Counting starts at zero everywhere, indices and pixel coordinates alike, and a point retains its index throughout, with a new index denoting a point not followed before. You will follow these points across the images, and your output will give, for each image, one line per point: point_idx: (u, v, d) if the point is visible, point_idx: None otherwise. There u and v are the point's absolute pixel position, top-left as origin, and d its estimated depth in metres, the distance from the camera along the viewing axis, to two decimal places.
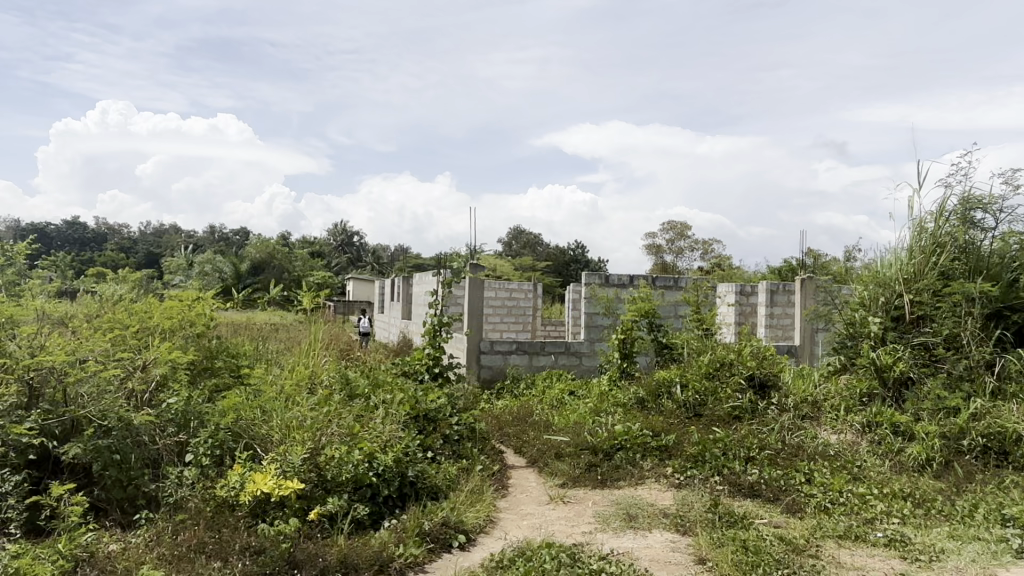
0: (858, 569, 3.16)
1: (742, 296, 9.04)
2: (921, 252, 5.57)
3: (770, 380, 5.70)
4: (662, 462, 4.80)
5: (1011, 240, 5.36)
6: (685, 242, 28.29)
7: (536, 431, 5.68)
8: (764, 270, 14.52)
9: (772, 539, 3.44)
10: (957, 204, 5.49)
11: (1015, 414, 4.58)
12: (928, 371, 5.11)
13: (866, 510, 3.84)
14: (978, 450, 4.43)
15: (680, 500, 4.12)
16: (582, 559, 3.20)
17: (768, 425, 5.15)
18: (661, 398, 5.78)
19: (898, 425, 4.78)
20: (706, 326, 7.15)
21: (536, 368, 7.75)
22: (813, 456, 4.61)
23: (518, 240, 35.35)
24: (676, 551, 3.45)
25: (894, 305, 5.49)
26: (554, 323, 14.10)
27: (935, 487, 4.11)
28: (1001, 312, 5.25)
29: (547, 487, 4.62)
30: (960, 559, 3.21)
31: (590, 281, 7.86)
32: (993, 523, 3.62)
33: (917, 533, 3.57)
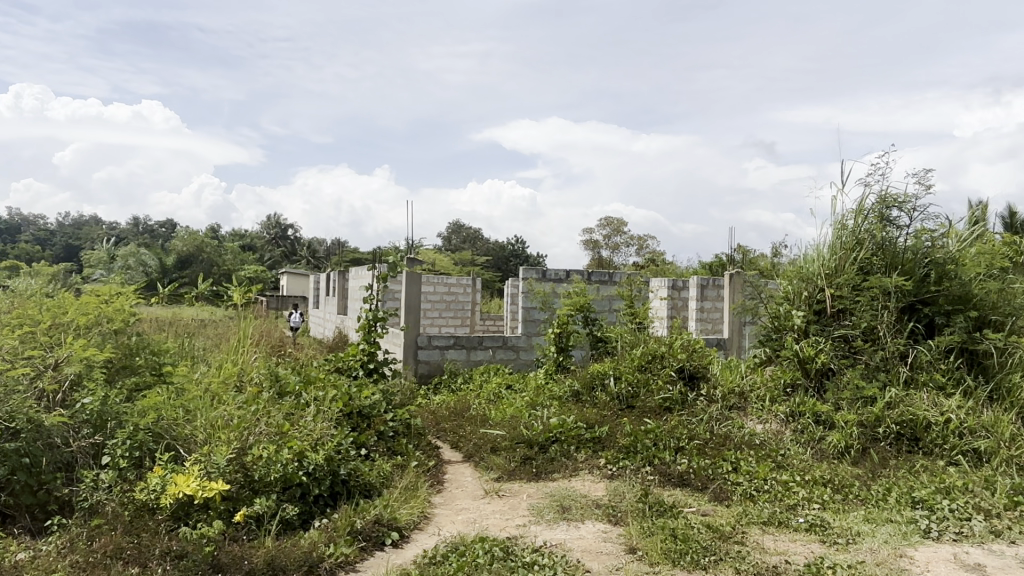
0: (780, 553, 3.27)
1: (675, 290, 9.26)
2: (842, 248, 5.81)
3: (699, 372, 5.87)
4: (595, 454, 4.87)
5: (923, 238, 5.65)
6: (621, 238, 28.78)
7: (472, 425, 5.66)
8: (697, 266, 14.91)
9: (700, 527, 3.53)
10: (875, 202, 5.75)
11: (925, 402, 4.84)
12: (847, 362, 5.35)
13: (789, 496, 3.98)
14: (892, 437, 4.66)
15: (612, 491, 4.18)
16: (515, 552, 3.20)
17: (697, 415, 5.28)
18: (595, 390, 5.86)
19: (819, 414, 4.98)
20: (639, 320, 7.27)
21: (473, 362, 7.73)
22: (739, 446, 4.76)
23: (458, 234, 35.23)
24: (607, 542, 3.50)
25: (816, 299, 5.73)
26: (493, 317, 14.12)
27: (853, 472, 4.30)
28: (914, 306, 5.54)
29: (482, 481, 4.61)
30: (874, 541, 3.37)
31: (527, 276, 7.90)
32: (904, 505, 3.82)
33: (835, 517, 3.73)
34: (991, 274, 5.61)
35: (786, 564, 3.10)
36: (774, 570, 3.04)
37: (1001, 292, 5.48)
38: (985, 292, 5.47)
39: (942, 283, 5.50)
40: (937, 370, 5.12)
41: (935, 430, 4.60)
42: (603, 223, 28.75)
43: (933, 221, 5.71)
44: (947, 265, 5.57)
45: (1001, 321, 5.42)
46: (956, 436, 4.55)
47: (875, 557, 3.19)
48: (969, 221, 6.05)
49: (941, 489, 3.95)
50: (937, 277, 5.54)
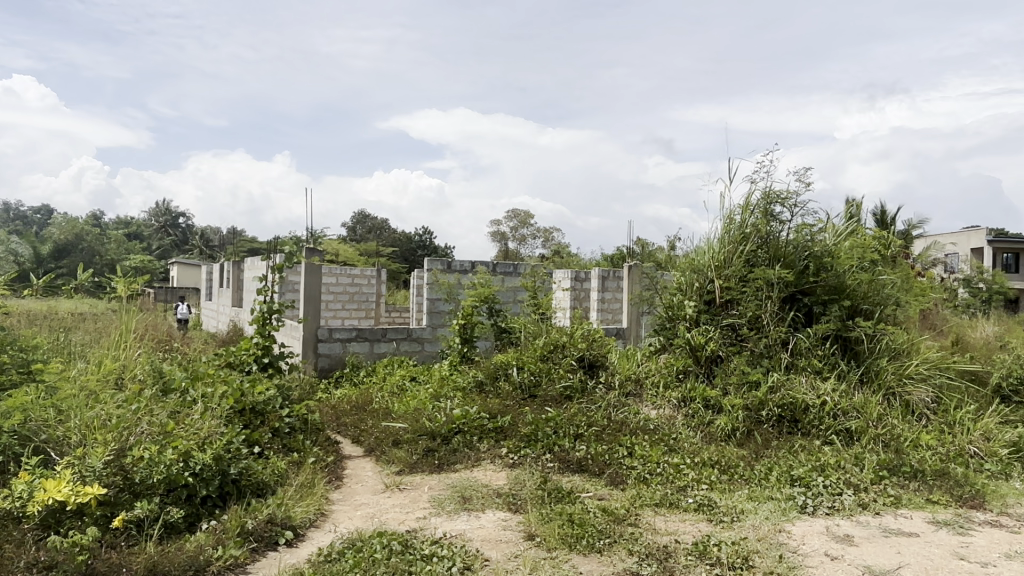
0: (670, 533, 3.41)
1: (578, 282, 9.45)
2: (730, 242, 6.13)
3: (599, 360, 6.02)
4: (497, 443, 4.90)
5: (803, 232, 6.02)
6: (528, 231, 29.09)
7: (373, 419, 5.56)
8: (600, 259, 15.31)
9: (596, 511, 3.63)
10: (760, 198, 6.09)
11: (804, 386, 5.18)
12: (734, 349, 5.64)
13: (679, 478, 4.15)
14: (773, 419, 4.95)
15: (513, 479, 4.23)
16: (414, 545, 3.17)
17: (596, 402, 5.43)
18: (498, 380, 5.89)
19: (709, 399, 5.23)
20: (542, 311, 7.37)
21: (376, 356, 7.58)
22: (634, 431, 4.92)
23: (363, 225, 34.50)
24: (507, 530, 3.53)
25: (706, 290, 6.01)
26: (398, 308, 13.92)
27: (738, 454, 4.54)
28: (795, 296, 5.90)
29: (383, 475, 4.54)
30: (756, 518, 3.57)
31: (432, 267, 7.84)
32: (783, 483, 4.07)
33: (722, 496, 3.93)
34: (862, 266, 6.06)
35: (676, 544, 3.24)
36: (665, 550, 3.16)
37: (871, 283, 5.93)
38: (857, 283, 5.89)
39: (819, 275, 5.89)
40: (814, 356, 5.48)
41: (812, 412, 4.92)
42: (510, 214, 28.95)
43: (812, 217, 6.10)
44: (824, 258, 5.96)
45: (870, 310, 5.86)
46: (831, 417, 4.90)
47: (756, 533, 3.38)
48: (844, 217, 6.50)
49: (816, 467, 4.24)
50: (816, 269, 5.92)
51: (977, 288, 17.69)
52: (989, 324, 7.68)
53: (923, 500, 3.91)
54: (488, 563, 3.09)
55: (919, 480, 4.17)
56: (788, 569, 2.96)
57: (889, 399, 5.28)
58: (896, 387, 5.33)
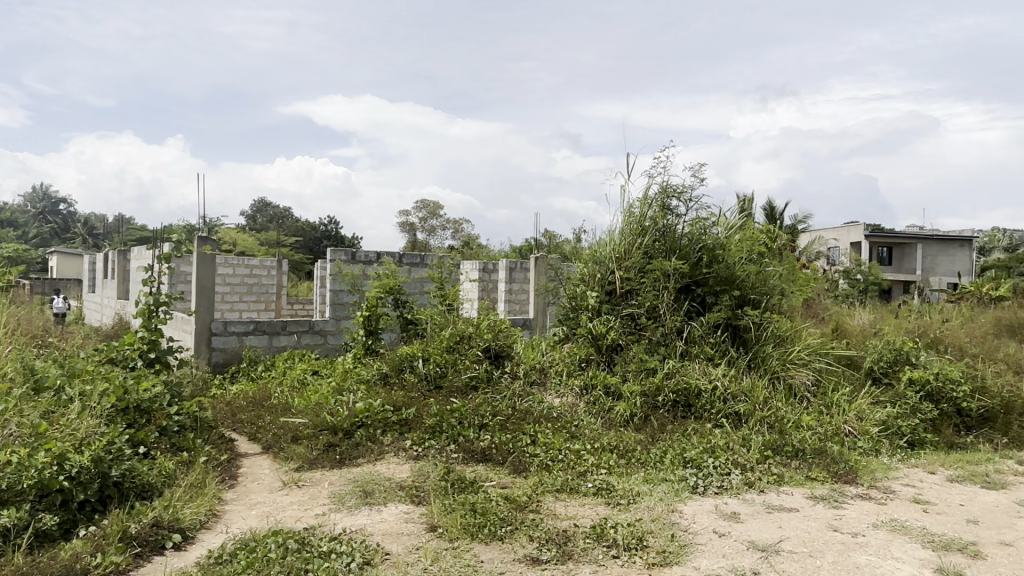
0: (570, 518, 3.49)
1: (486, 273, 9.53)
2: (630, 234, 6.33)
3: (504, 351, 6.07)
4: (401, 436, 4.85)
5: (697, 225, 6.30)
6: (437, 222, 28.89)
7: (272, 414, 5.37)
8: (508, 251, 15.41)
9: (498, 499, 3.66)
10: (658, 192, 6.32)
11: (697, 372, 5.43)
12: (633, 338, 5.84)
13: (580, 463, 4.26)
14: (669, 404, 5.16)
15: (416, 471, 4.20)
16: (311, 542, 3.09)
17: (501, 392, 5.47)
18: (403, 372, 5.81)
19: (609, 386, 5.39)
20: (449, 302, 7.35)
21: (275, 349, 7.32)
22: (538, 419, 4.99)
23: (264, 214, 33.15)
24: (408, 522, 3.50)
25: (608, 280, 6.19)
26: (302, 300, 13.49)
27: (636, 438, 4.70)
28: (689, 287, 6.17)
29: (281, 472, 4.40)
30: (651, 500, 3.71)
31: (335, 257, 7.64)
32: (677, 465, 4.25)
33: (619, 480, 4.06)
34: (751, 258, 6.40)
35: (575, 528, 3.32)
36: (564, 534, 3.24)
37: (759, 274, 6.27)
38: (746, 274, 6.22)
39: (712, 266, 6.17)
40: (707, 344, 5.75)
41: (705, 396, 5.16)
42: (419, 204, 28.65)
43: (705, 211, 6.38)
44: (716, 250, 6.26)
45: (758, 299, 6.20)
46: (722, 401, 5.16)
47: (651, 514, 3.52)
48: (735, 212, 6.84)
49: (707, 449, 4.45)
50: (709, 261, 6.21)
51: (855, 279, 19.10)
52: (864, 312, 8.29)
53: (803, 477, 4.19)
54: (389, 557, 3.06)
55: (800, 458, 4.46)
56: (680, 547, 3.10)
57: (774, 383, 5.61)
58: (781, 371, 5.67)
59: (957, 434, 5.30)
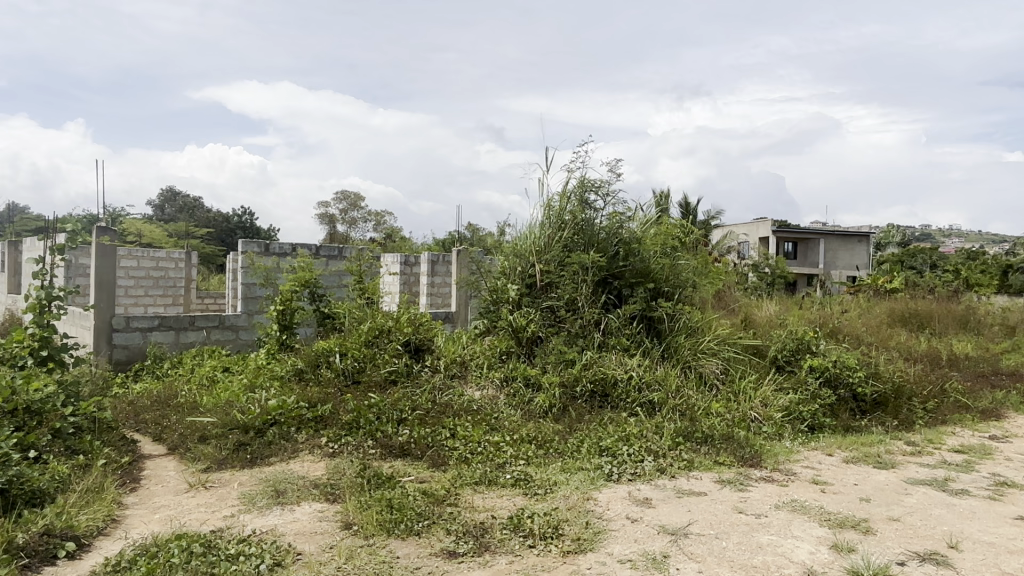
0: (487, 510, 3.50)
1: (407, 267, 9.49)
2: (549, 227, 6.39)
3: (424, 344, 6.02)
4: (317, 433, 4.74)
5: (614, 219, 6.44)
6: (358, 214, 28.34)
7: (178, 414, 5.12)
8: (432, 244, 15.31)
9: (415, 494, 3.62)
10: (576, 186, 6.41)
11: (614, 362, 5.55)
12: (552, 330, 5.91)
13: (498, 455, 4.27)
14: (586, 394, 5.26)
15: (331, 469, 4.11)
16: (218, 546, 2.97)
17: (421, 386, 5.41)
18: (320, 368, 5.65)
19: (529, 378, 5.43)
20: (368, 295, 7.22)
21: (183, 346, 7.00)
22: (458, 413, 4.97)
23: (173, 203, 31.56)
24: (322, 521, 3.42)
25: (528, 273, 6.24)
26: (213, 294, 12.93)
27: (555, 429, 4.75)
28: (607, 280, 6.30)
29: (187, 474, 4.20)
30: (568, 489, 3.78)
31: (247, 249, 7.36)
32: (593, 454, 4.34)
33: (537, 470, 4.10)
34: (665, 252, 6.61)
35: (492, 519, 3.33)
36: (481, 527, 3.24)
37: (673, 268, 6.48)
38: (660, 267, 6.41)
39: (628, 259, 6.34)
40: (623, 335, 5.89)
41: (621, 386, 5.29)
42: (339, 195, 28.00)
43: (622, 205, 6.53)
44: (632, 243, 6.42)
45: (671, 292, 6.40)
46: (637, 390, 5.29)
47: (566, 503, 3.57)
48: (651, 207, 7.03)
49: (622, 437, 4.56)
50: (625, 254, 6.36)
51: (764, 272, 20.03)
52: (771, 304, 8.69)
53: (712, 462, 4.36)
54: (301, 557, 2.98)
55: (709, 444, 4.63)
56: (594, 534, 3.16)
57: (686, 371, 5.81)
58: (692, 361, 5.87)
59: (853, 418, 5.63)
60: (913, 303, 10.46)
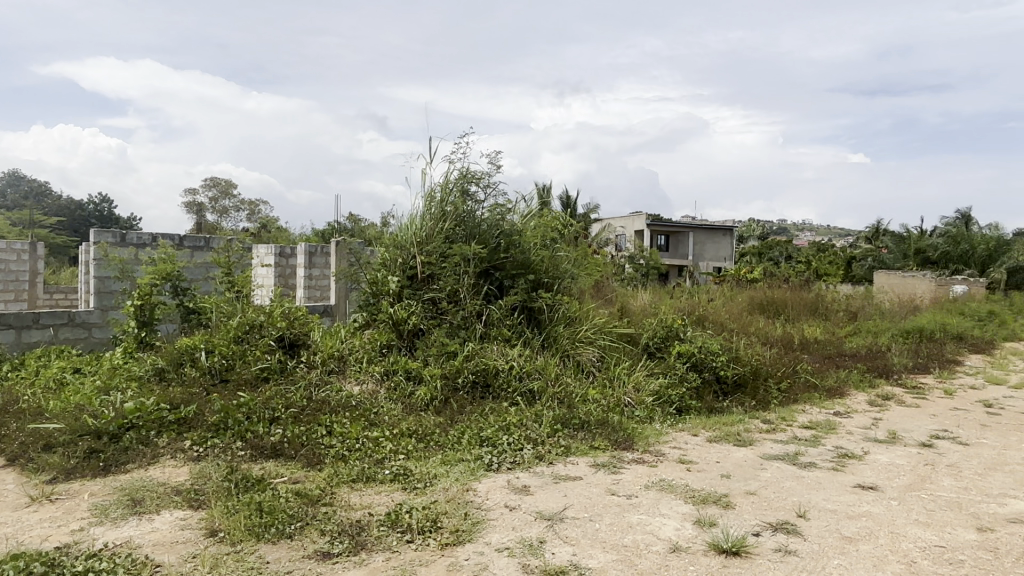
0: (364, 507, 3.42)
1: (282, 258, 9.10)
2: (430, 218, 6.34)
3: (299, 339, 5.80)
4: (180, 436, 4.44)
5: (495, 211, 6.47)
6: (230, 202, 26.87)
7: (18, 421, 4.61)
8: (309, 234, 14.78)
9: (288, 496, 3.46)
10: (457, 178, 6.40)
11: (495, 353, 5.57)
12: (434, 322, 5.86)
13: (377, 451, 4.17)
14: (468, 385, 5.26)
15: (195, 474, 3.86)
16: (63, 564, 2.70)
17: (296, 382, 5.19)
18: (183, 367, 5.29)
19: (409, 371, 5.35)
20: (238, 289, 6.84)
21: (24, 346, 6.32)
22: (335, 409, 4.82)
23: (13, 188, 28.47)
24: (185, 530, 3.20)
25: (409, 265, 6.15)
26: (62, 287, 11.79)
27: (435, 421, 4.71)
28: (488, 271, 6.33)
29: (29, 486, 3.79)
30: (447, 481, 3.76)
31: (99, 240, 6.78)
32: (473, 445, 4.34)
33: (417, 464, 4.06)
34: (544, 244, 6.75)
35: (369, 517, 3.25)
36: (358, 525, 3.16)
37: (551, 259, 6.64)
38: (540, 259, 6.53)
39: (509, 251, 6.41)
40: (504, 326, 5.94)
41: (502, 375, 5.34)
42: (208, 181, 26.41)
43: (503, 197, 6.57)
44: (513, 236, 6.50)
45: (551, 283, 6.53)
46: (517, 379, 5.36)
47: (445, 495, 3.56)
48: (532, 199, 7.14)
49: (502, 427, 4.60)
50: (506, 246, 6.43)
51: (639, 263, 20.97)
52: (646, 293, 9.08)
53: (587, 447, 4.49)
54: (160, 569, 2.77)
55: (585, 429, 4.78)
56: (472, 525, 3.16)
57: (564, 360, 5.95)
58: (570, 349, 6.03)
59: (717, 399, 6.00)
60: (771, 291, 11.31)
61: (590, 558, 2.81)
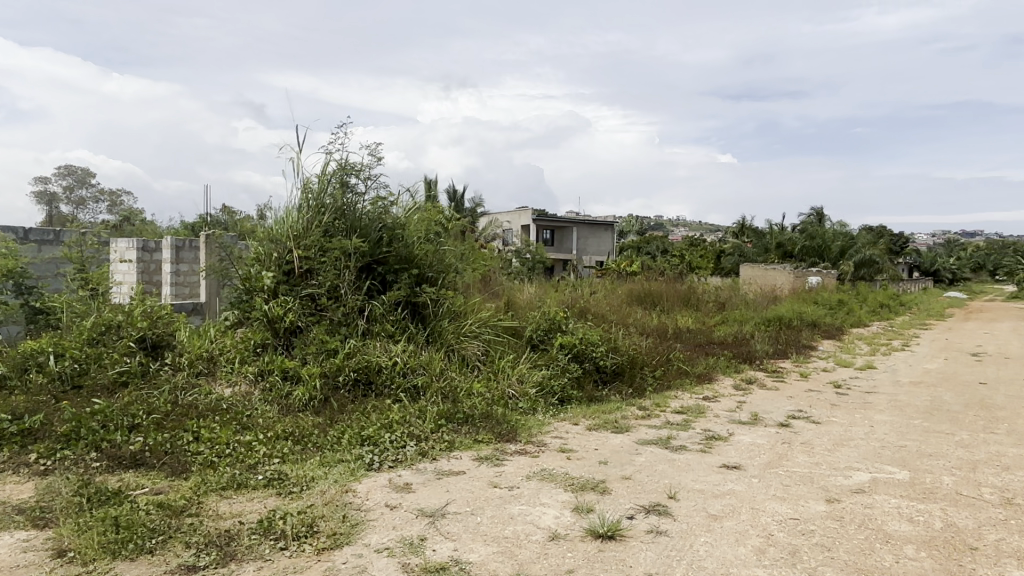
0: (235, 516, 3.24)
1: (146, 253, 8.47)
2: (307, 211, 6.11)
3: (164, 340, 5.41)
4: (23, 450, 4.02)
5: (377, 204, 6.35)
6: (87, 192, 24.70)
7: None
8: (179, 228, 13.86)
9: (149, 508, 3.22)
10: (336, 169, 6.21)
11: (377, 349, 5.45)
12: (313, 319, 5.64)
13: (249, 456, 3.97)
14: (350, 383, 5.12)
15: (41, 490, 3.50)
16: None
17: (159, 386, 4.84)
18: (28, 373, 4.80)
19: (286, 370, 5.13)
20: (93, 286, 6.26)
21: None
22: (204, 413, 4.54)
23: None
24: (27, 552, 2.89)
25: (285, 260, 5.89)
26: None
27: (314, 422, 4.55)
28: (371, 266, 6.19)
29: None
30: (325, 484, 3.65)
31: None
32: (354, 444, 4.24)
33: (293, 467, 3.90)
34: (428, 238, 6.69)
35: (239, 525, 3.09)
36: (227, 534, 2.98)
37: (436, 253, 6.59)
38: (423, 253, 6.46)
39: (391, 245, 6.30)
40: (388, 321, 5.83)
41: (384, 372, 5.24)
42: (63, 169, 24.16)
43: (384, 190, 6.44)
44: (396, 229, 6.40)
45: (435, 277, 6.47)
46: (401, 375, 5.29)
47: (323, 498, 3.44)
48: (415, 192, 7.06)
49: (384, 425, 4.51)
50: (388, 240, 6.31)
51: (525, 258, 21.30)
52: (530, 287, 9.21)
53: (472, 441, 4.50)
54: None
55: (469, 423, 4.79)
56: (351, 527, 3.08)
57: (449, 355, 5.92)
58: (454, 343, 6.01)
59: (596, 388, 6.20)
60: (647, 284, 11.82)
61: (470, 552, 2.80)
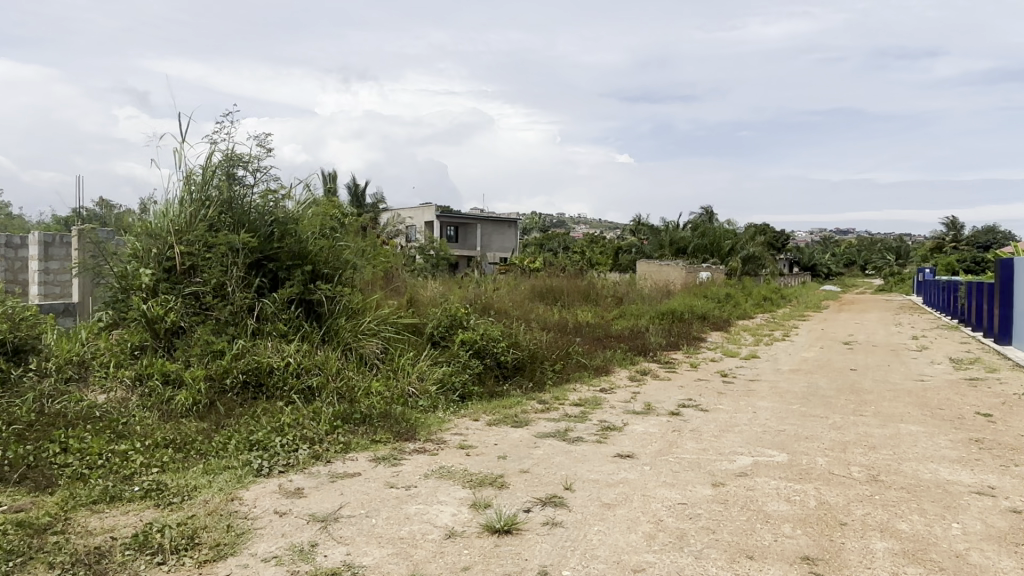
0: (107, 531, 3.01)
1: (9, 250, 7.80)
2: (190, 205, 5.77)
3: (28, 344, 4.91)
4: None
5: (266, 198, 6.08)
6: None
7: None
8: (49, 222, 12.79)
9: (6, 528, 2.93)
10: (221, 160, 5.90)
11: (268, 349, 5.22)
12: (197, 319, 5.34)
13: (125, 467, 3.70)
14: (238, 386, 4.89)
15: None
16: None
17: (22, 394, 4.43)
18: None
19: (167, 373, 4.83)
20: None
21: None
22: (73, 422, 4.20)
23: None
24: None
25: (166, 257, 5.55)
26: None
27: (198, 428, 4.31)
28: (261, 262, 5.91)
29: None
30: (209, 493, 3.45)
31: None
32: (241, 450, 4.04)
33: (173, 477, 3.67)
34: (323, 233, 6.49)
35: (111, 541, 2.87)
36: (96, 552, 2.76)
37: (331, 249, 6.40)
38: (318, 249, 6.25)
39: (283, 241, 6.06)
40: (280, 320, 5.60)
41: (276, 373, 5.03)
42: None
43: (274, 182, 6.17)
44: (288, 224, 6.16)
45: (330, 274, 6.28)
46: (294, 376, 5.10)
47: (205, 508, 3.25)
48: (310, 186, 6.75)
49: (275, 428, 4.33)
50: (279, 235, 6.07)
51: (429, 254, 21.15)
52: (432, 283, 9.15)
53: (369, 441, 4.40)
54: None
55: (367, 423, 4.68)
56: (236, 537, 2.93)
57: (346, 354, 5.77)
58: (352, 342, 5.87)
59: (497, 383, 6.23)
60: (549, 280, 12.03)
61: (364, 555, 2.74)
